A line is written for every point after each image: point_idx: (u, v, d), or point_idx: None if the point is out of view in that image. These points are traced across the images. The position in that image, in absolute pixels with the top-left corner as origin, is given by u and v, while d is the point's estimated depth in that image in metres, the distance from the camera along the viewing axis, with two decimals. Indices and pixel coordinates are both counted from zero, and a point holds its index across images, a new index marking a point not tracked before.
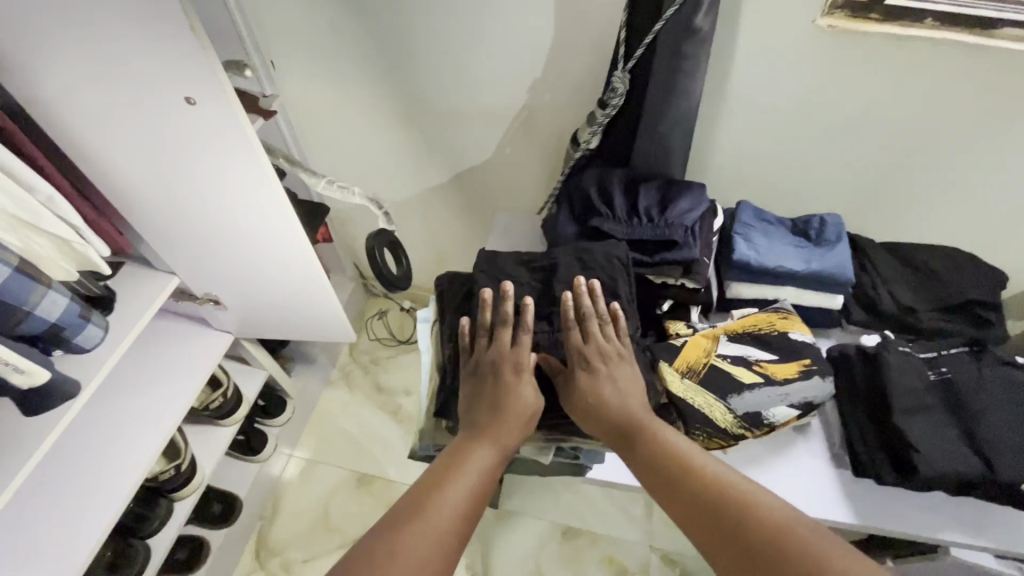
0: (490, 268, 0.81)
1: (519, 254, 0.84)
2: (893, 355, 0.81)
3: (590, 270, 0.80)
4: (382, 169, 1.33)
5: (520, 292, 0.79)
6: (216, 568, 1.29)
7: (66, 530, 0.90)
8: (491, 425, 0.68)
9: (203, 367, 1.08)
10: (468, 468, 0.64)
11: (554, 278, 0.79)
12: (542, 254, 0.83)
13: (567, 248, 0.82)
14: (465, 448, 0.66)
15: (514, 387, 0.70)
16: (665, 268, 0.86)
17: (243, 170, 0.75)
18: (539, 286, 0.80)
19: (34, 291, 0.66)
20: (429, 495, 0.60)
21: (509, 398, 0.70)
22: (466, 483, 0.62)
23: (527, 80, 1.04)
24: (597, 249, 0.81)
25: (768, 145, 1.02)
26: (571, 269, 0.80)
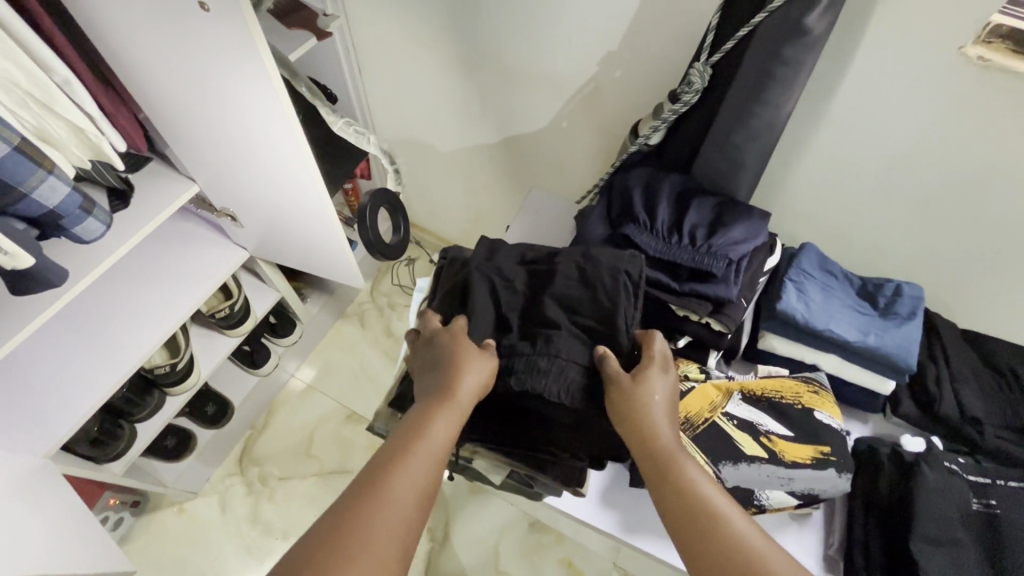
0: (488, 261, 0.76)
1: (523, 251, 0.78)
2: (934, 470, 0.69)
3: (590, 285, 0.70)
4: (432, 114, 1.25)
5: (511, 297, 0.72)
6: (199, 462, 1.36)
7: (56, 402, 0.91)
8: (451, 392, 0.60)
9: (215, 275, 1.07)
10: (427, 444, 0.56)
11: (549, 288, 0.71)
12: (546, 258, 0.76)
13: (573, 254, 0.74)
14: (426, 415, 0.58)
15: (469, 355, 0.63)
16: (688, 302, 0.75)
17: (261, 99, 0.72)
18: (533, 292, 0.73)
19: (32, 174, 0.64)
20: (392, 466, 0.53)
21: (464, 364, 0.62)
22: (426, 463, 0.55)
23: (599, 51, 0.91)
24: (605, 261, 0.71)
25: (863, 186, 0.86)
26: (569, 281, 0.71)
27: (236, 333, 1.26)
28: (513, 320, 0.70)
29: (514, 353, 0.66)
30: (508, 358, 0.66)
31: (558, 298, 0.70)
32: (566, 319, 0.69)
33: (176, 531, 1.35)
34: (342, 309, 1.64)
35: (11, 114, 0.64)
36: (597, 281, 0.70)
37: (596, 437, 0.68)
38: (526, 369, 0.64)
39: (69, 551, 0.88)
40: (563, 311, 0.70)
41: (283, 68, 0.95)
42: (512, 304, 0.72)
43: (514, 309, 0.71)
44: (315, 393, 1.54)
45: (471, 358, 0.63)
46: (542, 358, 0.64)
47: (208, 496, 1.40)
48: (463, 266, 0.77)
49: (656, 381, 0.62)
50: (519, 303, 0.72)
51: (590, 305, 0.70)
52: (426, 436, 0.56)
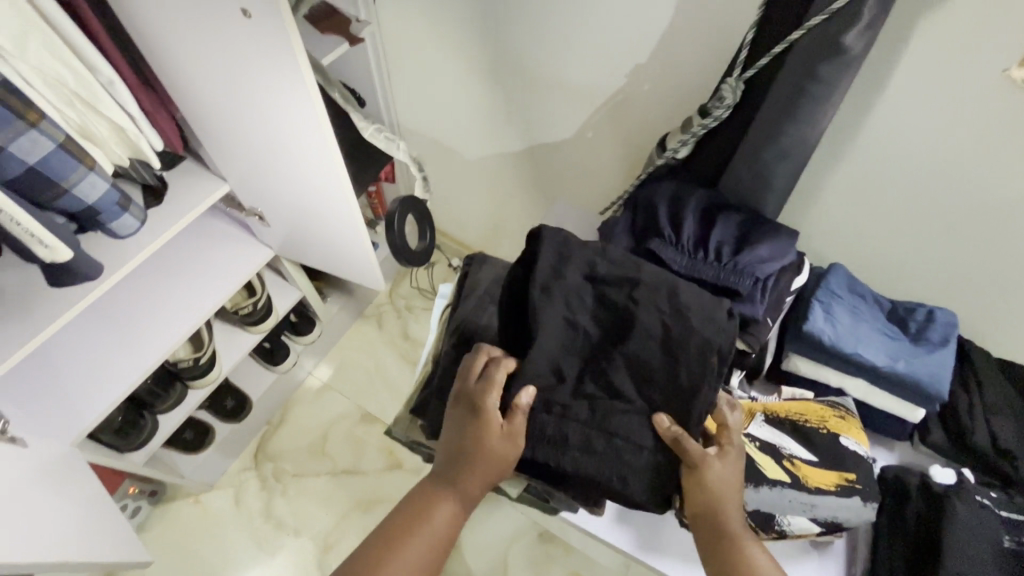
0: (554, 281, 0.67)
1: (597, 258, 0.69)
2: (965, 503, 0.66)
3: (671, 356, 0.64)
4: (458, 120, 1.26)
5: (572, 343, 0.67)
6: (216, 455, 1.38)
7: (83, 391, 0.93)
8: (462, 480, 0.63)
9: (241, 273, 1.09)
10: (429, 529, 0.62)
11: (622, 342, 0.66)
12: (626, 289, 0.68)
13: (662, 304, 0.66)
14: (431, 498, 0.64)
15: (494, 445, 0.62)
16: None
17: (296, 103, 0.74)
18: (600, 336, 0.67)
19: (74, 170, 0.66)
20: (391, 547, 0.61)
21: (485, 455, 0.62)
22: (425, 546, 0.62)
23: (628, 63, 0.91)
24: (695, 325, 0.64)
25: (895, 207, 0.84)
26: (648, 345, 0.65)
27: (258, 330, 1.28)
28: (569, 373, 0.67)
29: (567, 419, 0.64)
30: (558, 423, 0.64)
31: (629, 361, 0.65)
32: (633, 388, 0.65)
33: (192, 522, 1.38)
34: (361, 309, 1.65)
35: (58, 111, 0.67)
36: (676, 346, 0.65)
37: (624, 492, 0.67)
38: (580, 443, 0.63)
39: (90, 536, 0.91)
40: (631, 378, 0.65)
41: (317, 73, 0.97)
42: (573, 347, 0.67)
43: (572, 359, 0.67)
44: (331, 393, 1.56)
45: (487, 454, 0.62)
46: (598, 437, 0.63)
47: (223, 489, 1.42)
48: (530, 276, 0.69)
49: (723, 468, 0.62)
50: (578, 350, 0.67)
51: (666, 377, 0.64)
52: (425, 524, 0.63)
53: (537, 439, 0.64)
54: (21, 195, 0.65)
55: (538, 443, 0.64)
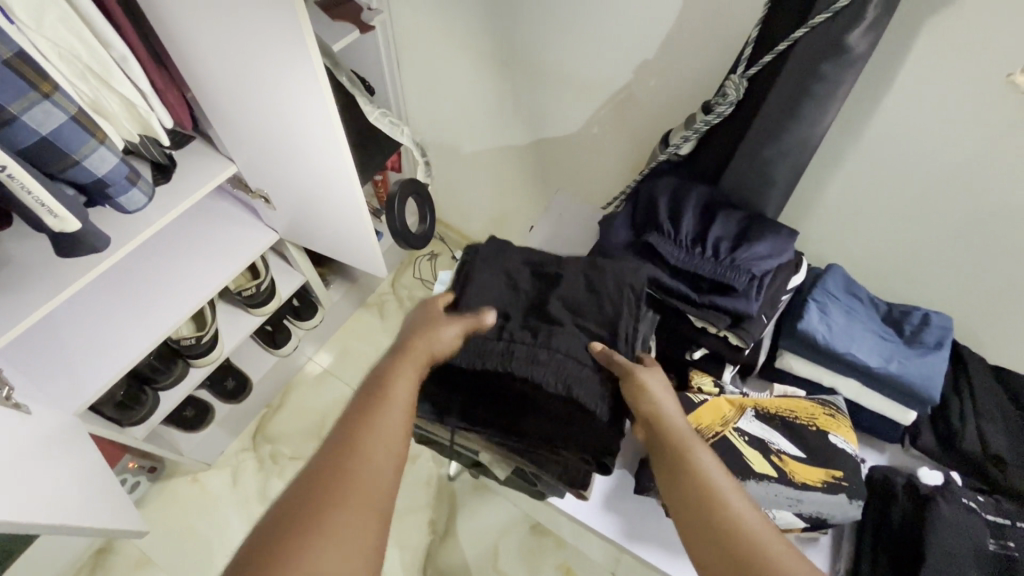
0: (492, 248, 0.78)
1: (530, 249, 0.80)
2: (950, 505, 0.67)
3: (596, 292, 0.73)
4: (465, 112, 1.27)
5: (515, 295, 0.74)
6: (216, 434, 1.40)
7: (87, 362, 0.95)
8: (409, 346, 0.62)
9: (245, 254, 1.11)
10: (394, 399, 0.56)
11: (553, 289, 0.74)
12: (554, 261, 0.78)
13: (580, 262, 0.76)
14: (387, 372, 0.59)
15: (434, 324, 0.65)
16: (707, 314, 0.75)
17: (303, 87, 0.75)
18: (538, 289, 0.75)
19: (85, 143, 0.68)
20: (359, 423, 0.53)
21: (427, 327, 0.65)
22: (397, 416, 0.55)
23: (635, 59, 0.92)
24: (611, 270, 0.74)
25: (896, 211, 0.84)
26: (575, 285, 0.74)
27: (261, 312, 1.29)
28: (513, 313, 0.72)
29: (513, 339, 0.67)
30: (508, 342, 0.67)
31: (563, 301, 0.73)
32: (570, 319, 0.71)
33: (189, 500, 1.40)
34: (363, 297, 1.66)
35: (71, 85, 0.69)
36: (597, 285, 0.73)
37: (577, 429, 0.68)
38: (526, 352, 0.66)
39: (90, 505, 0.92)
40: (568, 312, 0.72)
41: (326, 57, 0.98)
42: (516, 296, 0.74)
43: (515, 302, 0.74)
44: (330, 378, 1.57)
45: (436, 329, 0.65)
46: (541, 350, 0.66)
47: (221, 468, 1.44)
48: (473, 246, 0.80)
49: (657, 378, 0.65)
50: (519, 300, 0.74)
51: (594, 310, 0.72)
52: (390, 392, 0.56)
53: (488, 359, 0.66)
54: (32, 165, 0.66)
55: (489, 355, 0.67)
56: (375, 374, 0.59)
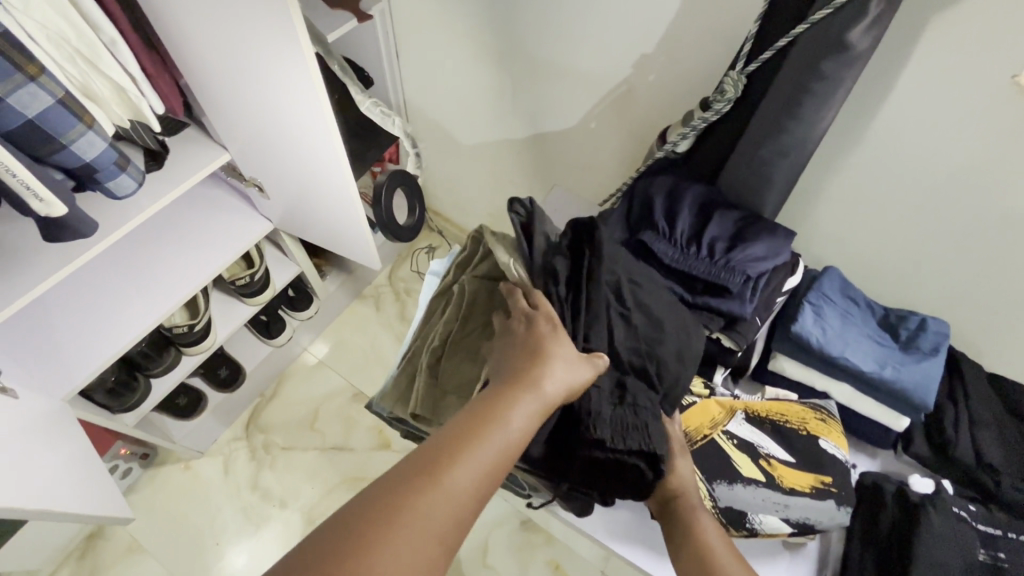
0: (609, 271, 0.67)
1: (630, 266, 0.71)
2: (938, 514, 0.66)
3: (682, 360, 0.68)
4: (464, 104, 1.25)
5: (626, 337, 0.67)
6: (208, 423, 1.40)
7: (78, 348, 0.95)
8: (528, 377, 0.57)
9: (237, 244, 1.10)
10: (502, 433, 0.52)
11: (659, 343, 0.68)
12: (650, 297, 0.69)
13: (677, 314, 0.70)
14: (498, 398, 0.55)
15: (554, 345, 0.60)
16: (709, 321, 0.74)
17: (296, 76, 0.74)
18: (637, 329, 0.68)
19: (73, 127, 0.67)
20: (458, 447, 0.50)
21: (545, 348, 0.59)
22: (495, 451, 0.51)
23: (635, 53, 0.90)
24: (696, 339, 0.70)
25: (895, 214, 0.83)
26: (672, 343, 0.68)
27: (255, 302, 1.29)
28: (625, 357, 0.66)
29: (639, 403, 0.63)
30: (636, 408, 0.63)
31: (657, 357, 0.68)
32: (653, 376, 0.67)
33: (180, 487, 1.40)
34: (360, 289, 1.65)
35: (60, 67, 0.68)
36: (686, 348, 0.69)
37: (616, 476, 0.65)
38: (656, 421, 0.63)
39: (76, 489, 0.92)
40: (653, 366, 0.68)
41: (318, 45, 0.96)
42: (624, 337, 0.67)
43: (627, 344, 0.67)
44: (325, 369, 1.57)
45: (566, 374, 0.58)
46: (657, 427, 0.62)
47: (213, 457, 1.44)
48: (598, 254, 0.66)
49: (689, 463, 0.67)
50: (622, 338, 0.67)
51: (674, 376, 0.68)
52: (498, 422, 0.53)
53: (623, 429, 0.61)
54: (19, 148, 0.65)
55: (629, 433, 0.61)
56: (481, 402, 0.55)
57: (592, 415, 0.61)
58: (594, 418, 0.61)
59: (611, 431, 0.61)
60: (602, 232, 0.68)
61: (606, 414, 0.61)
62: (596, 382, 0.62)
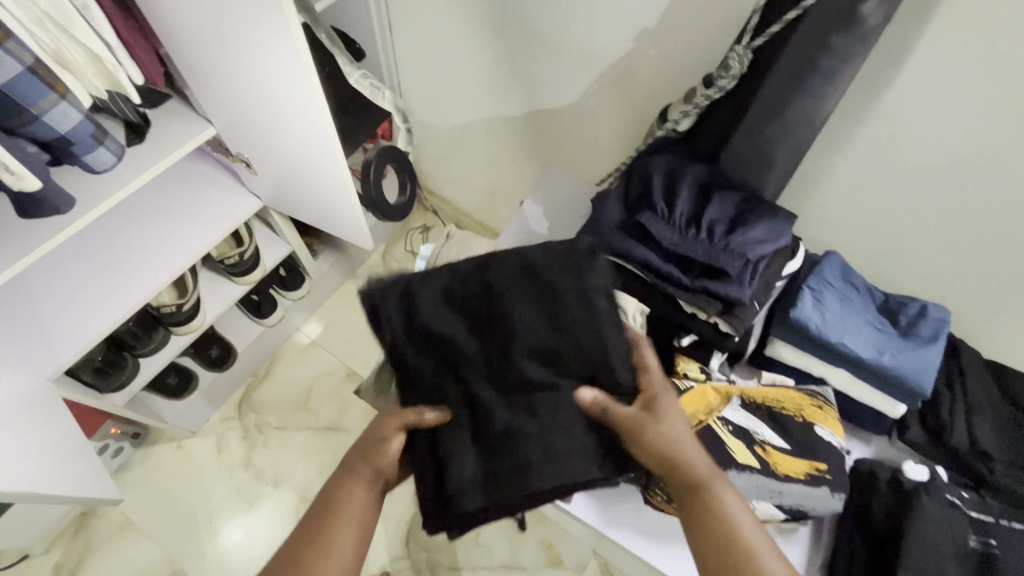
0: (426, 313, 0.65)
1: (447, 275, 0.66)
2: (933, 501, 0.66)
3: (583, 333, 0.64)
4: (459, 78, 1.21)
5: (483, 347, 0.64)
6: (200, 403, 1.39)
7: (62, 327, 0.93)
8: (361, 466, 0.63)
9: (225, 222, 1.06)
10: (346, 520, 0.59)
11: (512, 343, 0.63)
12: (504, 296, 0.65)
13: (533, 300, 0.65)
14: (340, 490, 0.61)
15: (381, 440, 0.63)
16: (596, 276, 0.65)
17: (282, 46, 0.70)
18: (489, 336, 0.64)
19: (44, 97, 0.64)
20: (311, 548, 0.57)
21: (371, 446, 0.63)
22: (347, 537, 0.58)
23: (636, 26, 0.87)
24: (571, 289, 0.65)
25: (900, 198, 0.81)
26: (541, 333, 0.64)
27: (245, 282, 1.26)
28: (502, 372, 0.64)
29: (515, 434, 0.62)
30: (512, 443, 0.62)
31: (534, 352, 0.64)
32: (551, 375, 0.64)
33: (173, 465, 1.40)
34: (353, 269, 1.63)
35: (29, 32, 0.64)
36: (586, 314, 0.64)
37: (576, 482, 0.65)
38: (541, 458, 0.61)
39: (64, 473, 0.91)
40: (544, 366, 0.64)
41: (302, 12, 0.91)
42: (478, 341, 0.64)
43: (501, 353, 0.64)
44: (318, 350, 1.55)
45: (381, 450, 0.63)
46: (547, 440, 0.62)
47: (206, 436, 1.43)
48: (410, 314, 0.65)
49: (674, 417, 0.61)
50: (482, 366, 0.64)
51: (572, 351, 0.64)
52: (343, 510, 0.60)
53: (508, 476, 0.61)
54: None
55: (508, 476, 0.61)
56: (325, 496, 0.61)
57: (461, 485, 0.61)
58: (465, 485, 0.61)
59: (489, 485, 0.61)
60: (410, 285, 0.66)
61: (470, 460, 0.62)
62: (448, 426, 0.63)
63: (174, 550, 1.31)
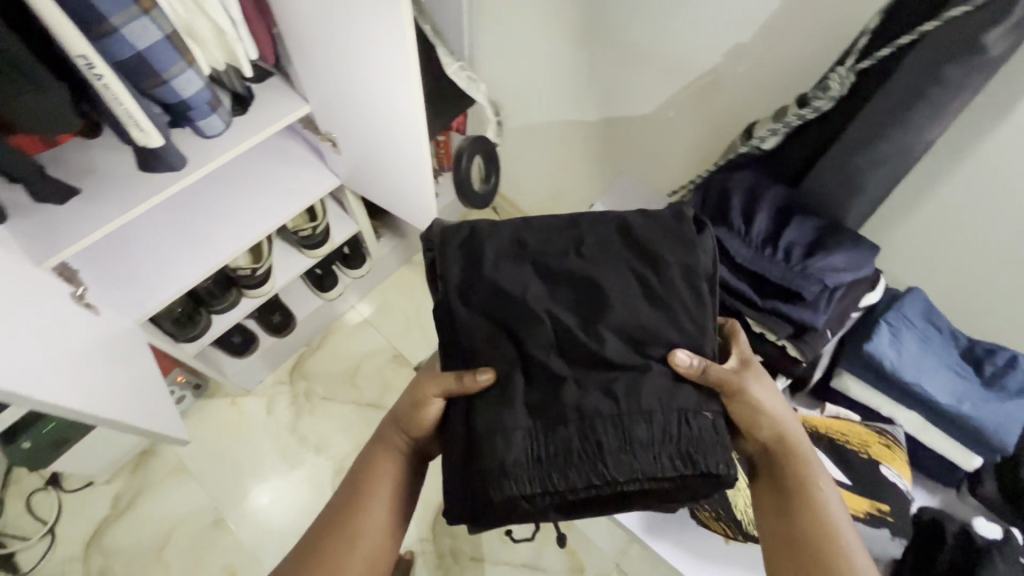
0: (495, 270, 0.63)
1: (520, 228, 0.66)
2: (1007, 565, 0.62)
3: (664, 309, 0.61)
4: (538, 80, 1.23)
5: (557, 313, 0.61)
6: (257, 364, 1.46)
7: (153, 277, 1.01)
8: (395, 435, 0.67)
9: (304, 196, 1.13)
10: (384, 483, 0.65)
11: (603, 315, 0.60)
12: (586, 262, 0.63)
13: (618, 267, 0.63)
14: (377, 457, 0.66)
15: (417, 409, 0.65)
16: (703, 255, 0.63)
17: (389, 35, 0.74)
18: (572, 304, 0.62)
19: (175, 64, 0.70)
20: (355, 506, 0.63)
21: (408, 415, 0.65)
22: (386, 499, 0.64)
23: (730, 40, 0.86)
24: (666, 259, 0.62)
25: (997, 242, 0.76)
26: (623, 302, 0.61)
27: (314, 255, 1.33)
28: (577, 339, 0.60)
29: (590, 416, 0.57)
30: (585, 428, 0.57)
31: (618, 326, 0.60)
32: (635, 351, 0.60)
33: (226, 419, 1.48)
34: (411, 255, 1.68)
35: (169, 5, 0.70)
36: (667, 293, 0.61)
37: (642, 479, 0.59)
38: (616, 446, 0.56)
39: (136, 401, 0.98)
40: (627, 340, 0.60)
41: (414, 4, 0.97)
42: (554, 301, 0.62)
43: (578, 320, 0.61)
44: (369, 328, 1.61)
45: (417, 418, 0.65)
46: (630, 420, 0.57)
47: (258, 396, 1.51)
48: (480, 269, 0.63)
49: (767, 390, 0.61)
50: (554, 337, 0.60)
51: (657, 325, 0.61)
52: (380, 476, 0.65)
53: (570, 461, 0.56)
54: (125, 79, 0.69)
55: (572, 460, 0.56)
56: (363, 462, 0.66)
57: (508, 469, 0.56)
58: (513, 468, 0.56)
59: (542, 464, 0.56)
60: (484, 236, 0.65)
61: (532, 433, 0.57)
62: (506, 399, 0.59)
63: (219, 499, 1.39)
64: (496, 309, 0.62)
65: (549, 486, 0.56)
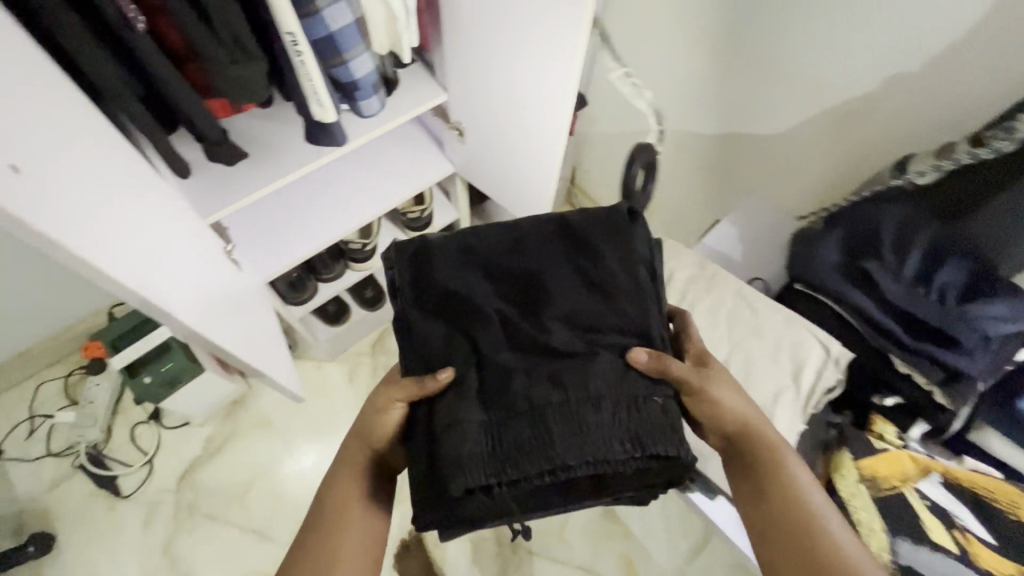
0: (444, 276, 0.72)
1: (467, 237, 0.75)
2: None
3: (603, 303, 0.69)
4: (658, 89, 1.22)
5: (502, 308, 0.69)
6: (345, 334, 1.53)
7: (279, 242, 1.08)
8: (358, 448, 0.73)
9: (419, 181, 1.17)
10: (355, 491, 0.71)
11: (548, 306, 0.69)
12: (528, 265, 0.72)
13: (561, 268, 0.72)
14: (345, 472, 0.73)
15: (375, 422, 0.71)
16: (637, 244, 0.73)
17: (559, 35, 0.76)
18: (516, 299, 0.71)
19: (357, 46, 0.75)
20: (331, 519, 0.70)
21: (368, 429, 0.72)
22: (359, 505, 0.71)
23: (891, 68, 0.83)
24: (603, 260, 0.72)
25: None
26: (568, 299, 0.69)
27: (416, 237, 1.37)
28: (523, 329, 0.68)
29: (541, 407, 0.62)
30: (536, 419, 0.61)
31: (566, 316, 0.68)
32: (583, 341, 0.67)
33: (309, 382, 1.56)
34: None
35: None
36: (594, 304, 0.69)
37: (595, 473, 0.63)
38: (569, 433, 0.61)
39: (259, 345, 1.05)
40: (578, 331, 0.68)
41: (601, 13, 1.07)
42: (502, 299, 0.71)
43: (523, 315, 0.69)
44: None
45: (379, 431, 0.71)
46: (579, 407, 0.62)
47: (340, 365, 1.58)
48: (431, 279, 0.72)
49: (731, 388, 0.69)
50: (501, 331, 0.68)
51: (602, 319, 0.68)
52: (352, 487, 0.71)
53: (523, 453, 0.60)
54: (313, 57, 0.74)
55: (522, 452, 0.60)
56: (332, 480, 0.73)
57: (464, 461, 0.60)
58: (468, 461, 0.60)
59: (495, 460, 0.61)
60: (432, 250, 0.74)
61: (483, 428, 0.62)
62: (465, 394, 0.64)
63: (297, 456, 1.47)
64: (447, 308, 0.70)
65: (504, 475, 0.60)
